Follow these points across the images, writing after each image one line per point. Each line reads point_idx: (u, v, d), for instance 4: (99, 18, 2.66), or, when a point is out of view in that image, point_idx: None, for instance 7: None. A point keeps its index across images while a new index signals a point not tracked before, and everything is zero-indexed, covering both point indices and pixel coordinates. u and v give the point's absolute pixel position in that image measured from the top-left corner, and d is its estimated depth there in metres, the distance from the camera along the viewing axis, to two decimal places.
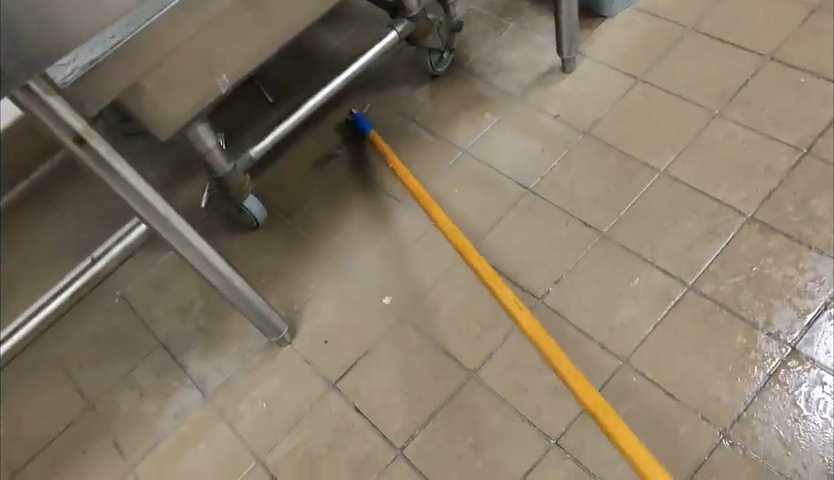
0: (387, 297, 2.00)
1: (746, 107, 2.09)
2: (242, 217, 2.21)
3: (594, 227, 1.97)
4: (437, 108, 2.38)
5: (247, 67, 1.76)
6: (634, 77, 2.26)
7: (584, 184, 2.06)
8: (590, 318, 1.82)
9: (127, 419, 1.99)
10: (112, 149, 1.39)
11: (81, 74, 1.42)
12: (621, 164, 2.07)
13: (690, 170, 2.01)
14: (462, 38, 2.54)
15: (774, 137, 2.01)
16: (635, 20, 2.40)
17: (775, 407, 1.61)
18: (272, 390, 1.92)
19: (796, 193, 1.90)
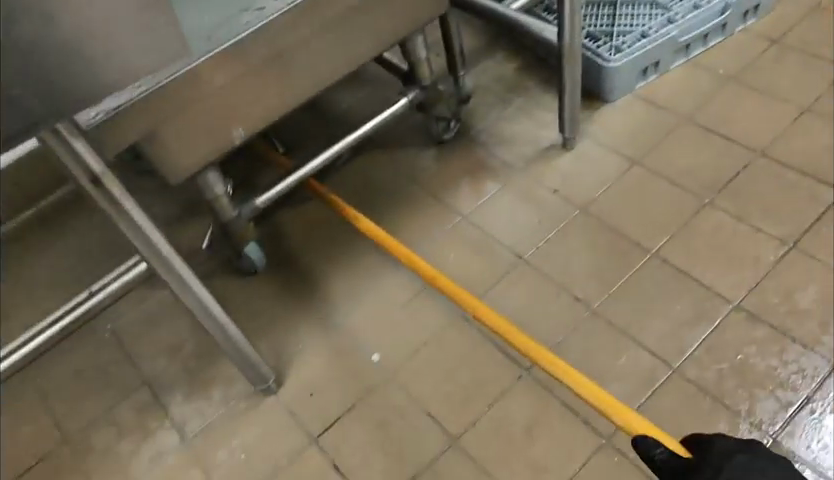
0: (735, 95, 1.50)
1: (789, 221, 1.27)
2: (237, 263, 1.39)
3: (794, 224, 1.27)
4: (744, 97, 1.49)
5: (343, 155, 1.36)
6: (756, 148, 1.40)
7: (702, 148, 1.43)
8: (633, 141, 1.47)
9: (101, 460, 1.19)
10: (254, 310, 1.34)
11: (284, 301, 1.34)
12: (802, 178, 1.33)
13: (791, 155, 1.37)
14: (769, 114, 1.45)
15: (787, 253, 1.23)
16: (655, 108, 1.52)
17: (741, 367, 1.10)
18: (253, 440, 1.16)
19: (782, 273, 1.20)
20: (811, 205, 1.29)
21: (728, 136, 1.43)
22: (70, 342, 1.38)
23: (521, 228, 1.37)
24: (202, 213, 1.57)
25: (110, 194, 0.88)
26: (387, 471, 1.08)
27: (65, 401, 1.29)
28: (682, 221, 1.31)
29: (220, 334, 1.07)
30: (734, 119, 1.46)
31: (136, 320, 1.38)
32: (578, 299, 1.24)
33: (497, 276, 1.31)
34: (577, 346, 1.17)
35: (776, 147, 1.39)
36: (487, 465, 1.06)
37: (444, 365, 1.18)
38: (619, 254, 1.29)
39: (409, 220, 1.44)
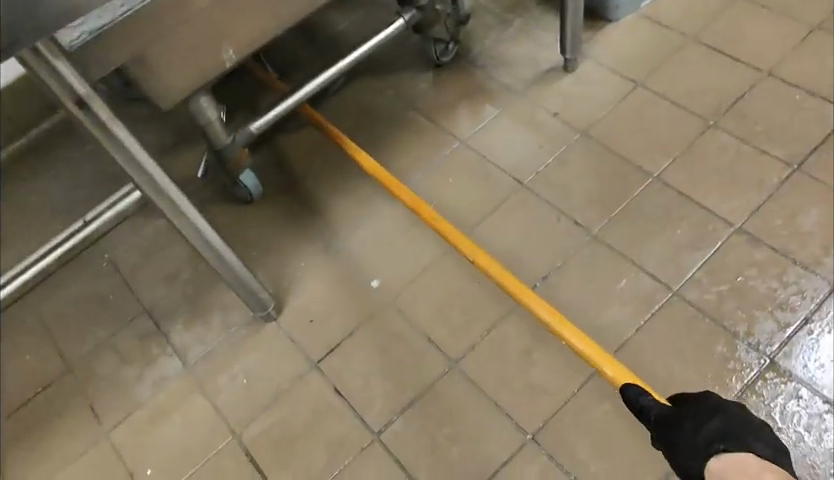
0: (743, 13, 1.45)
1: (794, 143, 1.24)
2: (232, 191, 1.37)
3: (799, 146, 1.24)
4: (752, 14, 1.44)
5: (338, 80, 1.29)
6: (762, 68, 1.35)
7: (707, 68, 1.38)
8: (636, 62, 1.43)
9: (105, 387, 1.20)
10: (251, 238, 1.33)
11: (282, 229, 1.33)
12: (809, 98, 1.30)
13: (799, 75, 1.33)
14: (777, 32, 1.40)
15: (791, 175, 1.20)
16: (659, 27, 1.46)
17: (741, 289, 1.10)
18: (254, 366, 1.16)
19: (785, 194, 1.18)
20: (817, 125, 1.26)
21: (734, 55, 1.39)
22: (68, 271, 1.37)
23: (521, 152, 1.34)
24: (195, 141, 1.54)
25: (98, 118, 0.85)
26: (388, 393, 1.09)
27: (66, 329, 1.29)
28: (685, 144, 1.28)
29: (218, 262, 1.06)
30: (741, 38, 1.41)
31: (133, 250, 1.37)
32: (578, 224, 1.22)
33: (496, 201, 1.29)
34: (577, 270, 1.17)
35: (783, 66, 1.35)
36: (485, 387, 1.06)
37: (443, 291, 1.17)
38: (621, 177, 1.26)
39: (407, 145, 1.41)
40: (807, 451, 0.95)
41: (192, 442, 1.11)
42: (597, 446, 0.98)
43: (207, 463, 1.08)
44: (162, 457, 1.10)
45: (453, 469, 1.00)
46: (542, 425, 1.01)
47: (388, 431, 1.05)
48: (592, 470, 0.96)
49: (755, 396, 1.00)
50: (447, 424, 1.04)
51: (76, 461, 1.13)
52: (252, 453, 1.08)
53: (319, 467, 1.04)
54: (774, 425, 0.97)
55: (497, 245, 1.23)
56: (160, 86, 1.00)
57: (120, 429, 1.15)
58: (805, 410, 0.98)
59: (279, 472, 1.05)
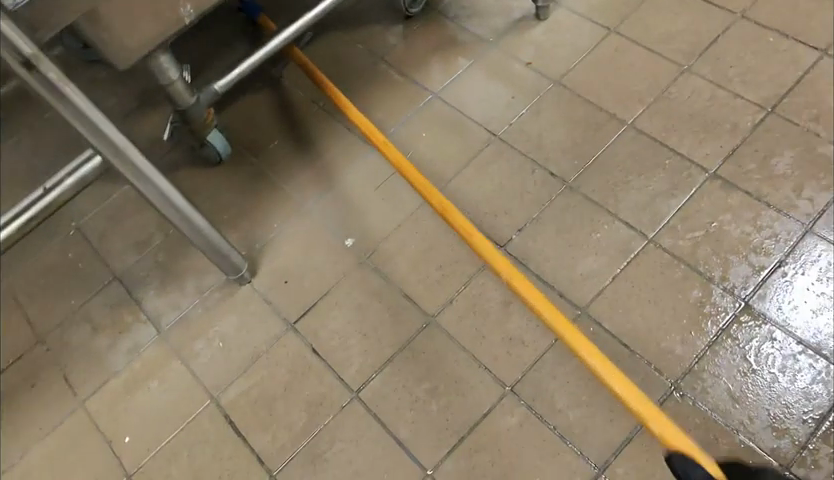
0: None
1: (768, 86, 1.23)
2: (200, 152, 1.33)
3: (773, 89, 1.23)
4: None
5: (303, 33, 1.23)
6: (736, 11, 1.33)
7: (681, 13, 1.36)
8: (610, 9, 1.40)
9: (78, 356, 1.18)
10: (223, 201, 1.30)
11: (254, 190, 1.30)
12: (783, 40, 1.28)
13: (773, 17, 1.31)
14: None
15: (764, 119, 1.20)
16: None
17: (717, 234, 1.10)
18: (230, 330, 1.15)
19: (759, 138, 1.18)
20: (792, 68, 1.24)
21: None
22: (35, 240, 1.34)
23: (495, 104, 1.32)
24: (159, 103, 1.49)
25: (46, 78, 0.81)
26: (366, 352, 1.08)
27: (35, 299, 1.27)
28: (659, 90, 1.27)
29: (185, 225, 1.04)
30: None
31: (100, 216, 1.34)
32: (553, 175, 1.21)
33: (470, 154, 1.27)
34: (552, 221, 1.16)
35: (758, 8, 1.33)
36: (463, 342, 1.06)
37: (419, 247, 1.16)
38: (595, 126, 1.25)
39: (378, 100, 1.38)
40: (782, 391, 0.96)
41: (169, 408, 1.10)
42: (575, 395, 0.98)
43: (185, 429, 1.08)
44: (140, 424, 1.09)
45: (432, 423, 1.01)
46: (521, 376, 1.01)
47: (367, 389, 1.05)
48: (570, 419, 0.97)
49: (730, 339, 1.01)
50: (425, 380, 1.04)
51: (53, 431, 1.12)
52: (231, 416, 1.07)
53: (298, 428, 1.04)
54: (749, 367, 0.98)
55: (471, 199, 1.21)
56: (113, 47, 0.96)
57: (96, 398, 1.13)
58: (779, 351, 0.99)
59: (258, 434, 1.05)
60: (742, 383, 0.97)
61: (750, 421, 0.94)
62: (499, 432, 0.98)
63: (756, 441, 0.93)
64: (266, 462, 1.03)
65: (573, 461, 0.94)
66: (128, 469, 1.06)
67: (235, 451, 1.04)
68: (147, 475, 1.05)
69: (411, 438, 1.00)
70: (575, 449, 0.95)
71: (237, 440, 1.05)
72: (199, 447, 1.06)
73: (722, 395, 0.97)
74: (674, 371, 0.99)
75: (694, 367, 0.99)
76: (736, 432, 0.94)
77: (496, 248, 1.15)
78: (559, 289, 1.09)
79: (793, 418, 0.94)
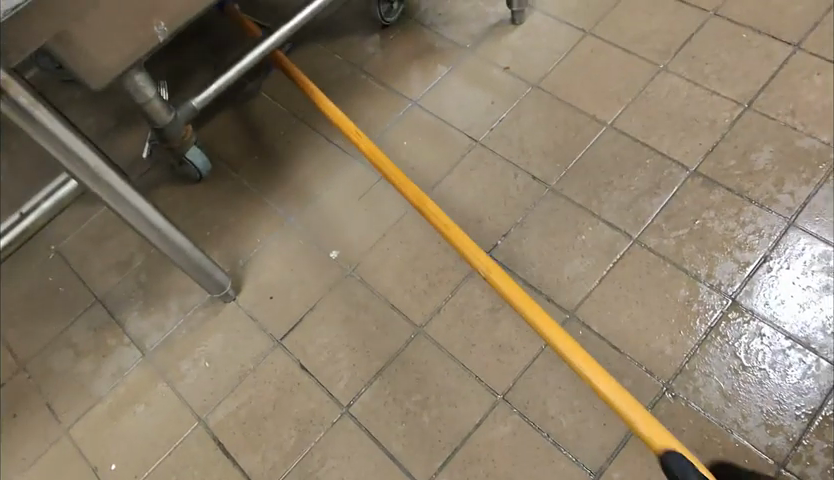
0: None
1: (743, 82, 1.24)
2: (180, 170, 1.31)
3: (749, 85, 1.24)
4: None
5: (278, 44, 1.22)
6: (708, 9, 1.34)
7: (654, 13, 1.36)
8: (584, 11, 1.40)
9: (61, 382, 1.16)
10: (205, 218, 1.29)
11: (236, 206, 1.28)
12: (756, 36, 1.29)
13: (745, 13, 1.32)
14: None
15: (741, 115, 1.20)
16: None
17: (701, 231, 1.10)
18: (216, 349, 1.13)
19: (737, 134, 1.18)
20: (766, 63, 1.25)
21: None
22: (13, 266, 1.31)
23: (474, 110, 1.32)
24: (136, 121, 1.47)
25: (20, 106, 0.80)
26: (354, 365, 1.07)
27: (15, 326, 1.24)
28: (637, 90, 1.27)
29: (166, 245, 1.02)
30: None
31: (79, 238, 1.32)
32: (536, 179, 1.21)
33: (452, 161, 1.26)
34: (537, 226, 1.16)
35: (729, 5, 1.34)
36: (453, 352, 1.05)
37: (405, 256, 1.15)
38: (575, 128, 1.25)
39: (357, 111, 1.37)
40: (774, 388, 0.96)
41: (156, 433, 1.08)
42: (568, 401, 0.98)
43: (173, 453, 1.06)
44: (126, 450, 1.07)
45: (425, 435, 0.99)
46: (512, 384, 1.01)
47: (357, 403, 1.04)
48: (563, 425, 0.96)
49: (719, 337, 1.00)
50: (416, 392, 1.03)
51: (38, 461, 1.09)
52: (219, 437, 1.06)
53: (289, 447, 1.03)
54: (740, 365, 0.98)
55: (455, 207, 1.21)
56: (83, 70, 0.94)
57: (81, 425, 1.11)
58: (769, 347, 0.99)
59: (248, 455, 1.03)
60: (733, 381, 0.97)
61: (743, 419, 0.94)
62: (493, 442, 0.97)
63: (751, 439, 0.93)
64: None
65: (568, 468, 0.93)
66: None
67: (225, 473, 1.03)
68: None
69: (403, 452, 0.99)
70: (570, 456, 0.94)
71: (226, 461, 1.03)
72: (188, 470, 1.04)
73: (714, 394, 0.96)
74: (665, 372, 0.99)
75: (685, 367, 0.99)
76: (730, 431, 0.94)
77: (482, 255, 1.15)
78: (546, 293, 1.09)
79: (786, 415, 0.93)
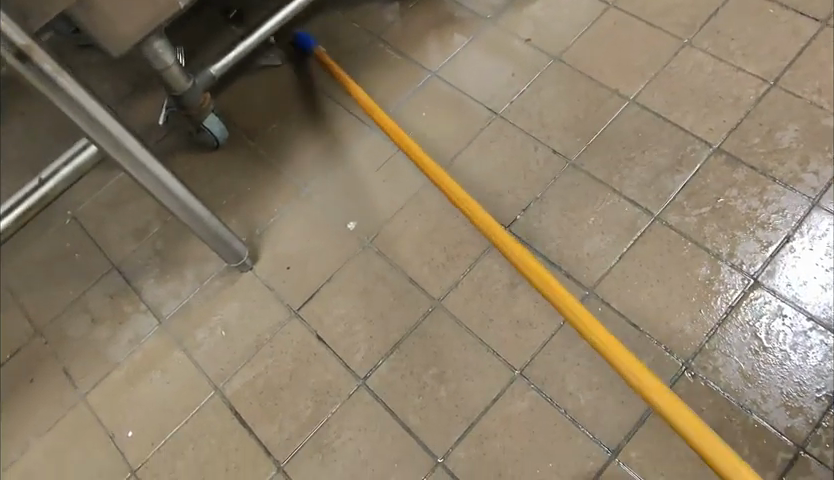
0: None
1: (769, 58, 1.21)
2: (197, 137, 1.30)
3: (775, 61, 1.21)
4: None
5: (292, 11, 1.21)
6: None
7: None
8: None
9: (78, 348, 1.17)
10: (223, 186, 1.28)
11: (253, 174, 1.28)
12: (783, 10, 1.25)
13: None
14: None
15: (765, 91, 1.17)
16: None
17: (723, 210, 1.08)
18: (232, 318, 1.13)
19: (762, 112, 1.16)
20: (793, 38, 1.22)
21: None
22: (30, 232, 1.31)
23: (494, 82, 1.29)
24: (152, 88, 1.45)
25: (44, 72, 0.80)
26: (371, 337, 1.07)
27: (33, 292, 1.25)
28: (660, 65, 1.24)
29: (185, 213, 1.02)
30: None
31: (96, 205, 1.31)
32: (556, 153, 1.19)
33: (471, 134, 1.24)
34: (557, 201, 1.14)
35: None
36: (471, 326, 1.04)
37: (422, 229, 1.14)
38: (597, 102, 1.22)
39: (376, 80, 1.35)
40: (794, 369, 0.94)
41: (172, 400, 1.09)
42: (586, 378, 0.97)
43: (189, 421, 1.06)
44: (142, 417, 1.08)
45: (441, 409, 0.99)
46: (529, 360, 1.00)
47: (374, 376, 1.04)
48: (581, 402, 0.96)
49: (739, 317, 0.99)
50: (432, 365, 1.03)
51: (56, 427, 1.10)
52: (235, 407, 1.06)
53: (305, 417, 1.03)
54: (761, 345, 0.97)
55: (474, 179, 1.19)
56: (104, 36, 0.92)
57: (97, 391, 1.12)
58: (790, 328, 0.97)
59: (264, 425, 1.04)
60: (753, 362, 0.96)
61: (763, 400, 0.93)
62: (510, 417, 0.97)
63: (770, 420, 0.92)
64: (272, 453, 1.02)
65: (585, 445, 0.93)
66: (132, 462, 1.05)
67: (241, 442, 1.03)
68: (153, 469, 1.04)
69: (419, 425, 0.99)
70: (587, 433, 0.94)
71: (242, 430, 1.04)
72: (205, 438, 1.05)
73: (733, 374, 0.95)
74: (684, 351, 0.98)
75: (705, 346, 0.98)
76: (750, 412, 0.93)
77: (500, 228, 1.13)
78: (565, 269, 1.08)
79: (807, 397, 0.93)
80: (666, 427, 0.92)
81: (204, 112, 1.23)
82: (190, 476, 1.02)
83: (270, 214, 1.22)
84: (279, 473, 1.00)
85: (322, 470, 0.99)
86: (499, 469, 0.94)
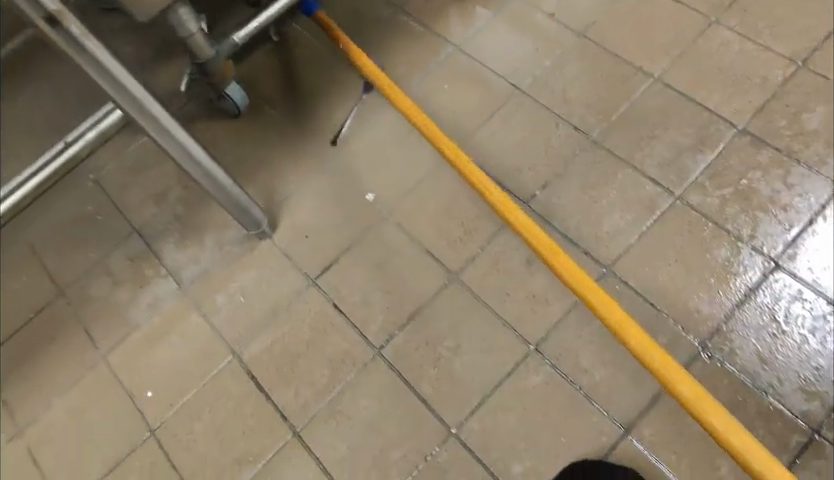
0: None
1: (798, 38, 1.19)
2: (218, 104, 1.30)
3: (804, 41, 1.18)
4: None
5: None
6: None
7: None
8: None
9: (99, 309, 1.18)
10: (244, 154, 1.28)
11: (274, 143, 1.28)
12: None
13: None
14: None
15: (793, 73, 1.15)
16: None
17: (746, 191, 1.07)
18: (250, 284, 1.14)
19: (789, 94, 1.13)
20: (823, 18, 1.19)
21: None
22: (53, 194, 1.33)
23: (517, 56, 1.28)
24: (174, 53, 1.45)
25: (71, 35, 0.81)
26: (387, 308, 1.08)
27: (56, 253, 1.26)
28: (686, 42, 1.22)
29: (207, 181, 1.02)
30: None
31: (118, 169, 1.32)
32: (578, 129, 1.18)
33: (491, 108, 1.23)
34: (576, 178, 1.13)
35: None
36: (486, 300, 1.05)
37: (441, 202, 1.14)
38: (620, 79, 1.21)
39: (397, 52, 1.34)
40: (812, 354, 0.94)
41: (191, 363, 1.10)
42: (601, 355, 0.98)
43: (208, 384, 1.08)
44: (161, 379, 1.10)
45: (456, 381, 1.00)
46: (545, 335, 1.00)
47: (389, 346, 1.05)
48: (595, 379, 0.96)
49: (757, 299, 0.99)
50: (447, 338, 1.03)
51: (78, 384, 1.13)
52: (253, 372, 1.08)
53: (320, 385, 1.04)
54: (779, 328, 0.96)
55: (494, 154, 1.19)
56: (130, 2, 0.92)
57: (117, 352, 1.14)
58: (809, 312, 0.97)
59: (280, 390, 1.05)
60: (771, 344, 0.95)
61: (779, 383, 0.93)
62: (524, 391, 0.98)
63: (786, 404, 0.92)
64: (288, 418, 1.03)
65: (599, 422, 0.94)
66: (151, 422, 1.07)
67: (257, 406, 1.05)
68: (171, 429, 1.06)
69: (434, 396, 1.00)
70: (601, 410, 0.95)
71: (259, 395, 1.06)
72: (222, 402, 1.06)
73: (750, 357, 0.95)
74: (701, 331, 0.98)
75: (722, 328, 0.98)
76: (765, 394, 0.93)
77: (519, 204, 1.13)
78: (583, 247, 1.07)
79: (824, 381, 0.92)
80: (680, 407, 0.93)
81: (225, 80, 1.23)
82: (207, 437, 1.04)
83: (290, 183, 1.22)
84: (294, 438, 1.02)
85: (337, 436, 1.00)
86: (512, 441, 0.95)
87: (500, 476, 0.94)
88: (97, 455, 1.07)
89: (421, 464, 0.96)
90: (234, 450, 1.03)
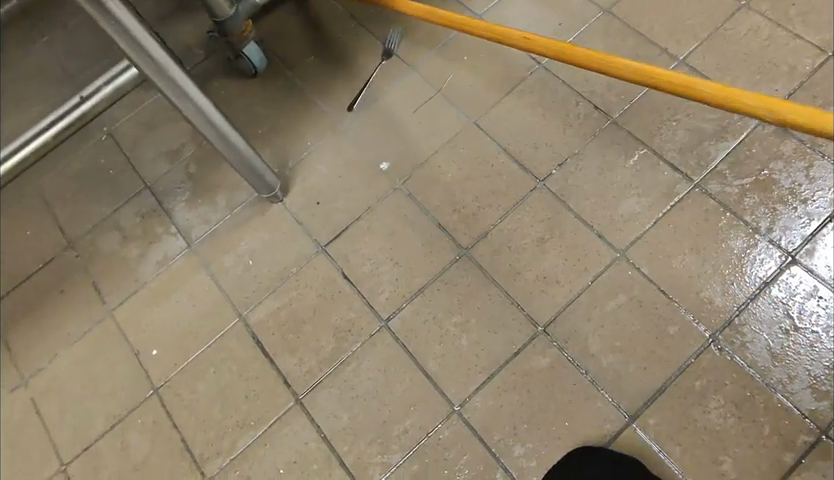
0: None
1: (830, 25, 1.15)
2: (236, 64, 1.28)
3: None
4: None
5: None
6: None
7: None
8: None
9: (108, 264, 1.18)
10: (258, 116, 1.27)
11: (290, 106, 1.26)
12: None
13: None
14: None
15: (824, 62, 1.12)
16: None
17: (767, 183, 1.03)
18: (260, 248, 1.14)
19: (816, 84, 1.10)
20: None
21: None
22: (66, 146, 1.32)
23: (540, 30, 1.25)
24: (191, 7, 1.42)
25: None
26: (396, 280, 1.07)
27: (67, 205, 1.26)
28: (714, 25, 1.19)
29: (223, 144, 1.01)
30: None
31: (131, 123, 1.31)
32: (597, 108, 1.13)
33: (509, 84, 1.19)
34: (594, 157, 1.10)
35: None
36: (495, 278, 1.04)
37: (455, 176, 1.13)
38: (645, 60, 1.18)
39: None
40: (824, 352, 0.92)
41: (197, 324, 1.10)
42: (608, 341, 0.97)
43: (213, 345, 1.08)
44: (167, 337, 1.10)
45: (462, 358, 1.00)
46: (553, 317, 1.00)
47: (396, 319, 1.04)
48: (602, 365, 0.96)
49: (771, 293, 0.96)
50: (455, 313, 1.03)
51: (84, 337, 1.13)
52: (258, 336, 1.07)
53: (325, 353, 1.04)
54: (792, 324, 0.94)
55: None
56: None
57: (124, 308, 1.14)
58: (824, 310, 0.94)
59: (285, 356, 1.05)
60: (782, 341, 0.93)
61: (789, 380, 0.91)
62: (530, 372, 0.97)
63: (796, 403, 0.90)
64: (291, 385, 1.03)
65: (604, 409, 0.94)
66: (155, 380, 1.08)
67: (261, 371, 1.05)
68: (174, 388, 1.07)
69: (439, 372, 1.00)
70: (608, 397, 0.94)
71: (263, 359, 1.06)
72: (226, 364, 1.06)
73: (760, 352, 0.93)
74: (712, 324, 0.96)
75: (734, 320, 0.96)
76: (774, 391, 0.91)
77: (535, 184, 1.10)
78: (598, 230, 1.05)
79: None
80: (685, 399, 0.92)
81: (245, 40, 1.21)
82: (210, 398, 1.05)
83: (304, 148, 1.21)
84: (296, 404, 1.02)
85: (340, 405, 1.00)
86: (515, 422, 0.95)
87: (501, 456, 0.94)
88: (100, 409, 1.08)
89: (423, 439, 0.96)
90: (237, 412, 1.03)
